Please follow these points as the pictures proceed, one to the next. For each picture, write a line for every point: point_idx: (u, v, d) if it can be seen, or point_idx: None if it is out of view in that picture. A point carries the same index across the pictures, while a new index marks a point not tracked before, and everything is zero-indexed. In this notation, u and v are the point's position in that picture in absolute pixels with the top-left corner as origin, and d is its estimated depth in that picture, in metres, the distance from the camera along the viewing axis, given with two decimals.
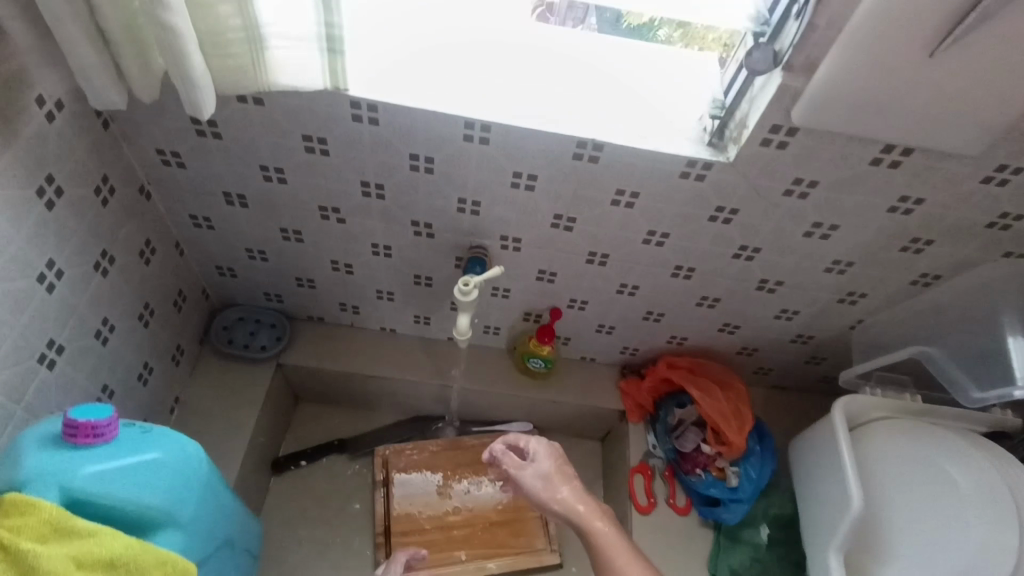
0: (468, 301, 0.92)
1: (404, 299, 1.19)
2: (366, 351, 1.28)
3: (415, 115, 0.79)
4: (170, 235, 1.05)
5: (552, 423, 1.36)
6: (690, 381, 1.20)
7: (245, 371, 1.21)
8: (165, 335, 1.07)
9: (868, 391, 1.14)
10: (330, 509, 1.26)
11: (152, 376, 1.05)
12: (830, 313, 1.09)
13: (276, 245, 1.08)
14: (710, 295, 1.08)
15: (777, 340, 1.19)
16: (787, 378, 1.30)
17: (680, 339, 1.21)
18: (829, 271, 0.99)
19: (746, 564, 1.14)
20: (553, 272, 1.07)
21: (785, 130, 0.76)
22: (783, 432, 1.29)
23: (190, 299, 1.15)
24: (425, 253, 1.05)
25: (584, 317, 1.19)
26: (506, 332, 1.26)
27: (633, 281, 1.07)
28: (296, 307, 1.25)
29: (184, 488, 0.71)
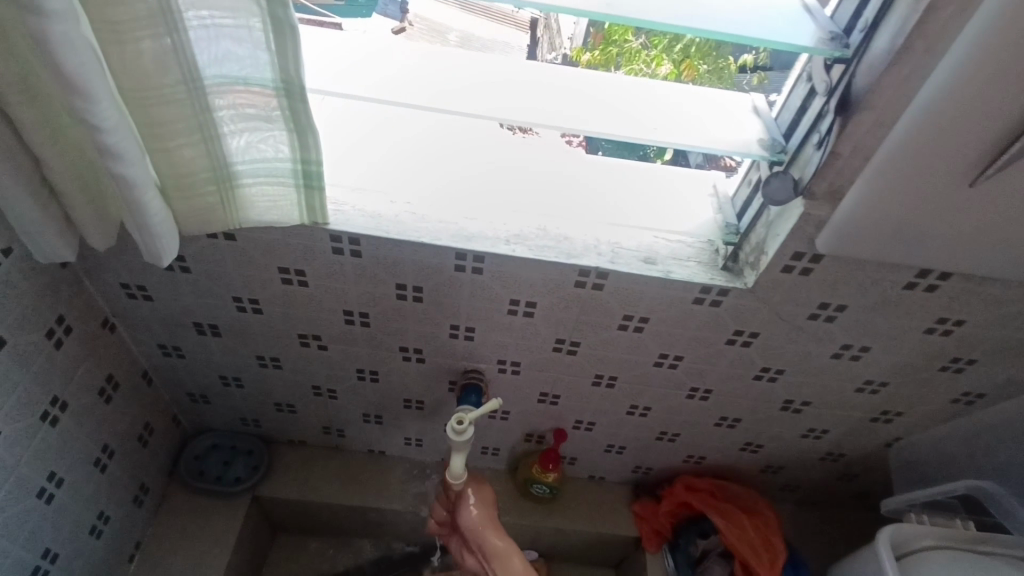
0: (463, 440, 0.82)
1: (394, 422, 1.09)
2: (352, 477, 1.16)
3: (401, 247, 0.73)
4: (137, 366, 0.96)
5: (561, 550, 1.22)
6: (713, 506, 1.08)
7: (215, 507, 1.08)
8: (126, 476, 0.97)
9: (914, 518, 1.01)
10: None
11: (107, 525, 0.94)
12: (863, 431, 0.99)
13: (253, 371, 0.99)
14: (729, 415, 0.98)
15: (804, 458, 1.08)
16: (819, 495, 1.17)
17: (697, 457, 1.10)
18: (860, 391, 0.90)
19: None
20: (556, 394, 0.98)
21: (808, 256, 0.69)
22: (820, 559, 1.15)
23: (158, 431, 1.05)
24: (417, 377, 0.96)
25: (592, 437, 1.08)
26: (506, 452, 1.14)
27: (644, 402, 0.97)
28: (275, 431, 1.15)
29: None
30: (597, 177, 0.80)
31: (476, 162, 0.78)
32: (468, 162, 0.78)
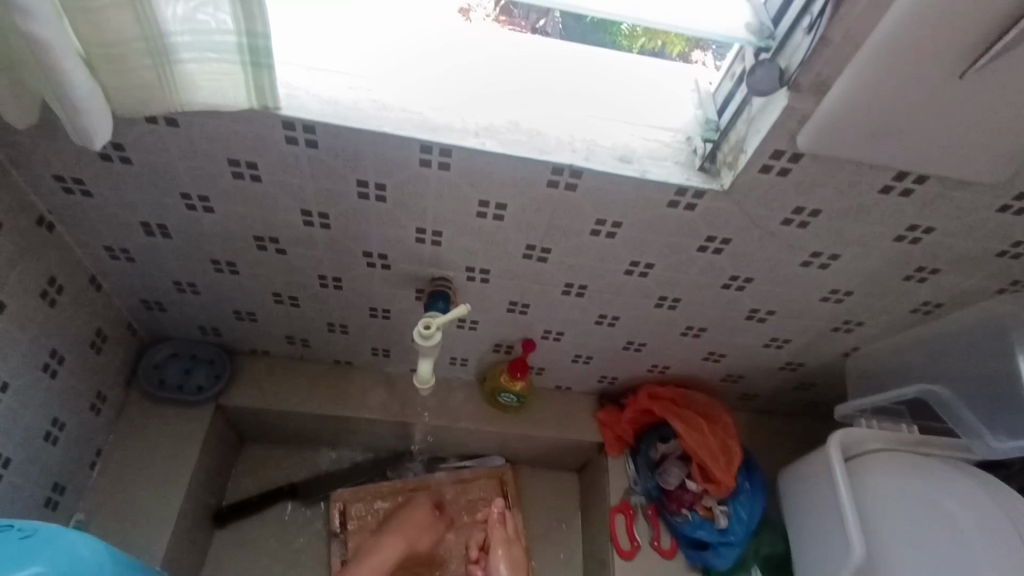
0: (429, 346, 0.80)
1: (360, 332, 1.07)
2: (319, 387, 1.15)
3: (361, 138, 0.68)
4: (82, 269, 0.91)
5: (527, 456, 1.26)
6: (674, 413, 1.11)
7: (177, 415, 1.07)
8: (80, 383, 0.94)
9: (863, 423, 1.06)
10: (281, 566, 1.13)
11: (64, 432, 0.92)
12: (823, 341, 1.01)
13: (209, 277, 0.95)
14: (695, 325, 0.99)
15: (765, 368, 1.11)
16: (776, 404, 1.22)
17: (662, 367, 1.12)
18: (824, 301, 0.91)
19: None
20: (524, 303, 0.96)
21: (787, 156, 0.67)
22: (773, 462, 1.21)
23: (112, 339, 1.01)
24: (382, 285, 0.93)
25: (560, 347, 1.08)
26: (474, 363, 1.14)
27: (613, 311, 0.97)
28: (237, 340, 1.12)
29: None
30: (565, 69, 0.74)
31: (434, 49, 0.72)
32: (425, 48, 0.72)
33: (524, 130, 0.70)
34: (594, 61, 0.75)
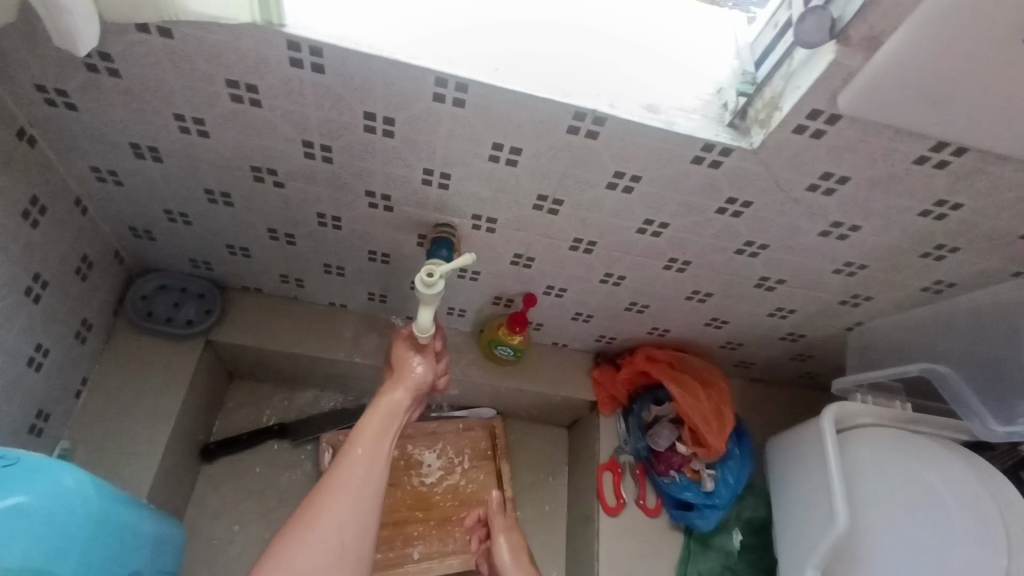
0: (431, 294, 0.77)
1: (356, 275, 1.03)
2: (312, 329, 1.12)
3: (372, 65, 0.63)
4: (67, 190, 0.86)
5: (519, 410, 1.26)
6: (670, 377, 1.10)
7: (165, 348, 1.04)
8: (64, 309, 0.90)
9: (858, 398, 1.06)
10: (268, 503, 1.13)
11: (48, 358, 0.89)
12: (828, 314, 1.00)
13: (202, 207, 0.91)
14: (702, 289, 0.97)
15: (766, 337, 1.09)
16: (771, 373, 1.22)
17: (662, 330, 1.11)
18: (837, 273, 0.89)
19: (715, 570, 1.08)
20: (529, 256, 0.93)
21: (824, 117, 0.63)
22: (763, 430, 1.22)
23: (99, 265, 0.97)
24: (383, 227, 0.90)
25: (561, 304, 1.06)
26: (472, 314, 1.12)
27: (620, 270, 0.94)
28: (229, 276, 1.09)
29: (69, 541, 0.56)
30: (596, 11, 0.72)
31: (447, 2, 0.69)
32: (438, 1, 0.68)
33: (547, 69, 0.66)
34: (628, 6, 0.73)
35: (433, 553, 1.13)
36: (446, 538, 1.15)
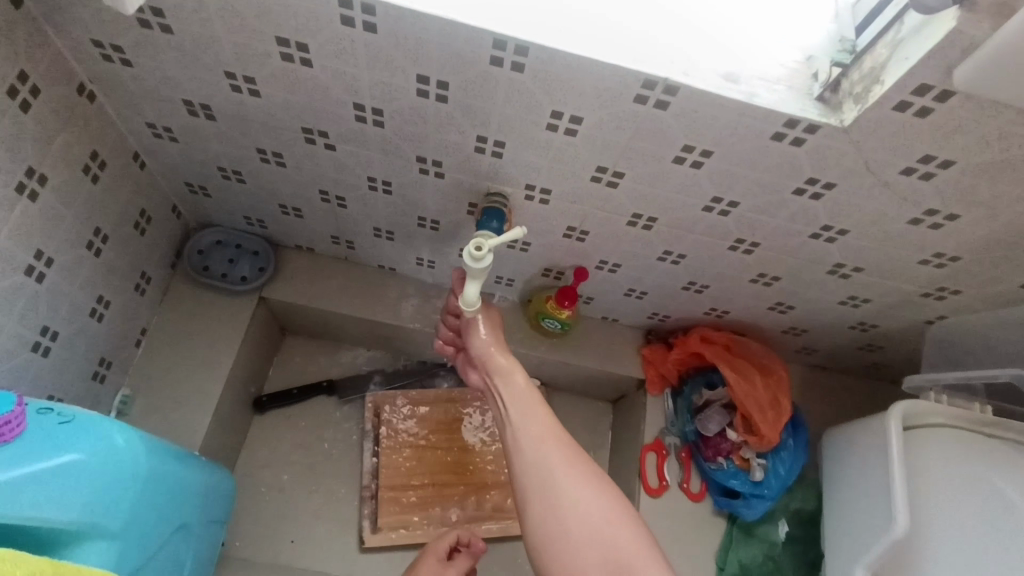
0: (479, 268, 0.75)
1: (405, 240, 1.02)
2: (361, 290, 1.12)
3: (428, 25, 0.59)
4: (126, 145, 0.87)
5: (564, 381, 1.24)
6: (725, 360, 1.05)
7: (221, 303, 1.06)
8: (124, 262, 0.93)
9: (931, 396, 0.99)
10: (315, 456, 1.16)
11: (109, 309, 0.92)
12: (907, 305, 0.92)
13: (254, 166, 0.90)
14: (769, 273, 0.90)
15: (833, 325, 1.02)
16: (835, 361, 1.15)
17: (720, 312, 1.05)
18: (924, 263, 0.81)
19: (758, 559, 1.05)
20: (584, 230, 0.89)
21: (934, 92, 0.55)
22: (820, 420, 1.16)
23: (157, 220, 0.99)
24: (434, 194, 0.87)
25: (614, 279, 1.01)
26: (521, 284, 1.09)
27: (680, 249, 0.89)
28: (281, 234, 1.09)
29: (118, 497, 0.58)
30: None
31: None
32: None
33: (617, 30, 0.61)
34: None
35: (470, 518, 1.14)
36: (483, 505, 1.15)
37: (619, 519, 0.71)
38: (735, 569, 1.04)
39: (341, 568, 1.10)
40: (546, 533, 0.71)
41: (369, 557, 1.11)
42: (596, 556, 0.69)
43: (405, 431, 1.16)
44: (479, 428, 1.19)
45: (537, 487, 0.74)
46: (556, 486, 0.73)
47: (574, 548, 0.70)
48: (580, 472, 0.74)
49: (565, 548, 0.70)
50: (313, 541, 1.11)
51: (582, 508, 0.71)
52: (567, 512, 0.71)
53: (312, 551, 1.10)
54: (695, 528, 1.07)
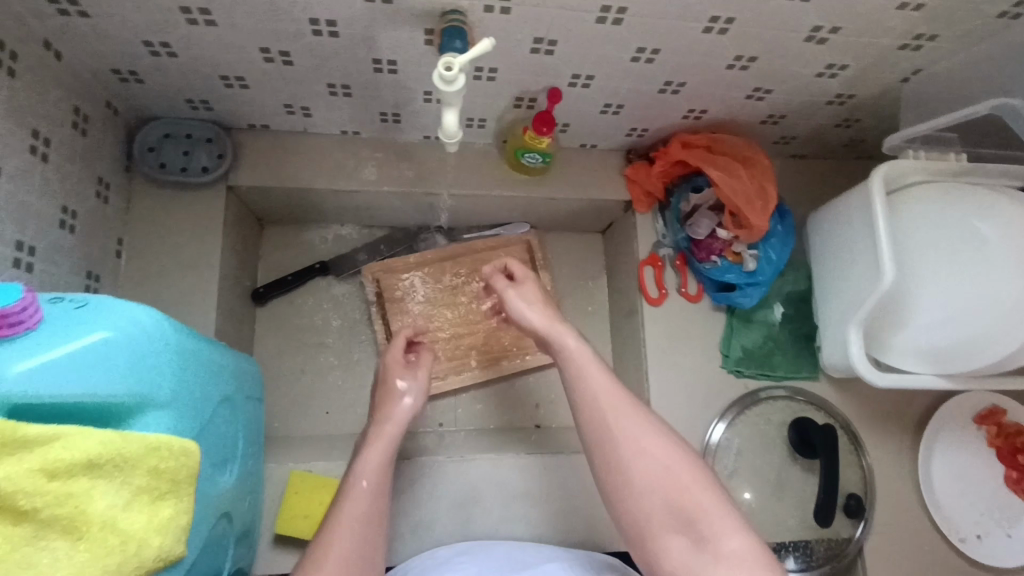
0: (453, 91, 0.71)
1: (365, 93, 0.96)
2: (330, 161, 1.07)
3: None
4: (32, 32, 0.77)
5: (552, 219, 1.25)
6: (708, 162, 1.06)
7: (190, 199, 1.02)
8: (75, 168, 0.86)
9: (909, 155, 1.02)
10: (327, 335, 1.18)
11: (77, 220, 0.87)
12: (884, 64, 0.91)
13: (183, 32, 0.81)
14: (746, 54, 0.88)
15: (810, 104, 1.02)
16: (812, 145, 1.16)
17: (698, 113, 1.04)
18: (901, 7, 0.79)
19: (759, 341, 1.12)
20: (551, 40, 0.84)
21: None
22: (803, 206, 1.19)
23: (94, 118, 0.91)
24: (387, 26, 0.80)
25: (588, 96, 0.98)
26: (493, 122, 1.05)
27: (653, 42, 0.85)
28: (230, 114, 1.02)
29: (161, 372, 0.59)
30: None
31: None
32: None
33: None
34: None
35: (488, 361, 1.19)
36: (497, 349, 1.20)
37: (688, 462, 0.76)
38: (739, 353, 1.11)
39: None
40: (620, 499, 0.77)
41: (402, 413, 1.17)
42: (659, 501, 0.75)
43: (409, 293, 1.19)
44: (478, 278, 1.22)
45: (601, 463, 0.79)
46: (626, 471, 0.76)
47: (637, 491, 0.76)
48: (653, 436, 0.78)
49: (629, 503, 0.76)
50: (347, 409, 1.15)
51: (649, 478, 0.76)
52: (630, 449, 0.77)
53: (348, 419, 1.15)
54: (700, 327, 1.13)
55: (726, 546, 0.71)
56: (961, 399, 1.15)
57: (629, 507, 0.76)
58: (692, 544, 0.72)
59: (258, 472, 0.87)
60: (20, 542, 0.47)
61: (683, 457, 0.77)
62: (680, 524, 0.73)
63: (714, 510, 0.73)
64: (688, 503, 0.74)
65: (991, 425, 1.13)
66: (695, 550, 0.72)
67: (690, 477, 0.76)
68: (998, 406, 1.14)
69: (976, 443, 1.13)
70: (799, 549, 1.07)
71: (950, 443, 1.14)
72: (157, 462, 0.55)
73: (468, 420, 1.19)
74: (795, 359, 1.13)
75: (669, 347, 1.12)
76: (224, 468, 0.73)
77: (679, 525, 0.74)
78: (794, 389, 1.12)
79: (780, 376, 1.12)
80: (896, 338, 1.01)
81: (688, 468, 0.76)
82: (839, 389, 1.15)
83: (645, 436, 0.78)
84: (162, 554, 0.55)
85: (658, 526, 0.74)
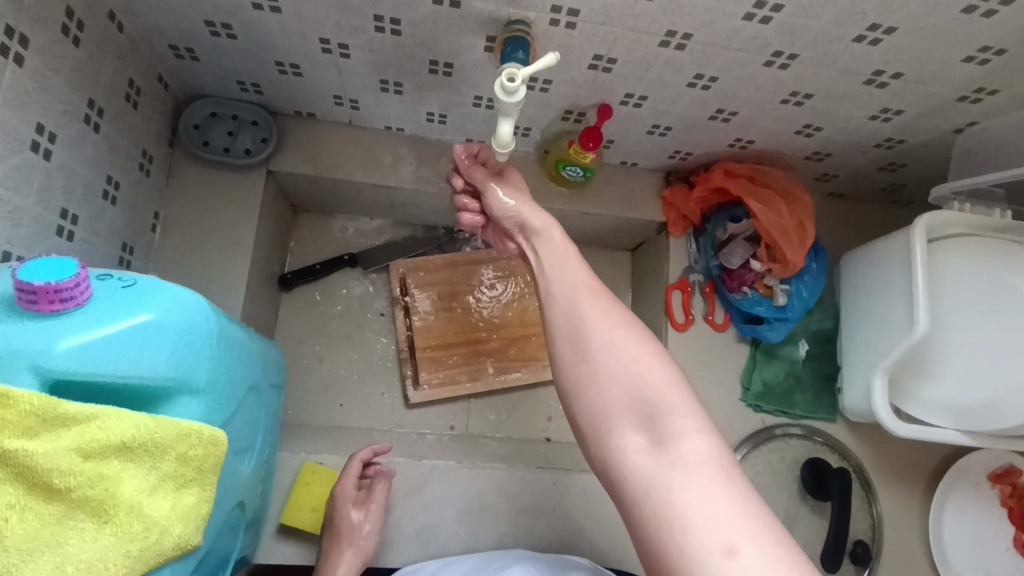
0: (512, 102, 0.70)
1: (416, 92, 0.96)
2: (371, 155, 1.07)
3: None
4: (99, 2, 0.77)
5: (584, 233, 1.24)
6: (749, 192, 1.05)
7: (230, 180, 1.02)
8: (124, 139, 0.87)
9: (953, 206, 1.01)
10: (349, 327, 1.18)
11: (120, 192, 0.87)
12: (939, 114, 0.91)
13: (247, 16, 0.81)
14: (803, 90, 0.87)
15: (858, 145, 1.01)
16: (853, 186, 1.15)
17: (745, 143, 1.03)
18: (968, 61, 0.79)
19: (780, 377, 1.12)
20: (611, 58, 0.84)
21: None
22: (837, 245, 1.18)
23: (146, 91, 0.91)
24: (450, 29, 0.80)
25: (637, 117, 0.98)
26: (538, 133, 1.05)
27: (712, 70, 0.85)
28: (279, 99, 1.02)
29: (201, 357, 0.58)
30: None
31: None
32: None
33: None
34: None
35: (506, 370, 1.18)
36: (517, 359, 1.19)
37: (655, 349, 0.60)
38: (760, 387, 1.11)
39: (390, 425, 1.15)
40: (576, 392, 0.60)
41: (416, 413, 1.17)
42: (625, 390, 0.58)
43: (436, 295, 1.18)
44: (507, 284, 1.21)
45: (567, 325, 0.63)
46: (582, 327, 0.62)
47: (599, 382, 0.59)
48: (612, 313, 0.62)
49: (587, 385, 0.59)
50: (361, 404, 1.15)
51: (607, 351, 0.60)
52: (593, 345, 0.60)
53: (362, 414, 1.14)
54: (722, 357, 1.13)
55: (687, 447, 0.54)
56: (979, 456, 1.14)
57: (587, 401, 0.59)
58: (650, 443, 0.55)
59: (272, 461, 0.86)
60: (50, 519, 0.47)
61: (655, 362, 0.59)
62: (639, 409, 0.57)
63: (680, 400, 0.57)
64: (655, 394, 0.57)
65: (1005, 485, 1.11)
66: (654, 449, 0.55)
67: (652, 375, 0.58)
68: (1015, 466, 1.13)
69: (988, 501, 1.12)
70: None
71: (963, 499, 1.13)
72: (186, 449, 0.54)
73: (480, 427, 1.18)
74: (814, 398, 1.12)
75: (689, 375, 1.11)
76: (246, 455, 0.73)
77: (639, 416, 0.57)
78: (808, 428, 1.12)
79: (798, 414, 1.11)
80: (920, 389, 1.00)
81: (658, 362, 0.59)
82: (857, 433, 1.14)
83: (613, 329, 0.61)
84: (181, 542, 0.54)
85: (613, 418, 0.57)
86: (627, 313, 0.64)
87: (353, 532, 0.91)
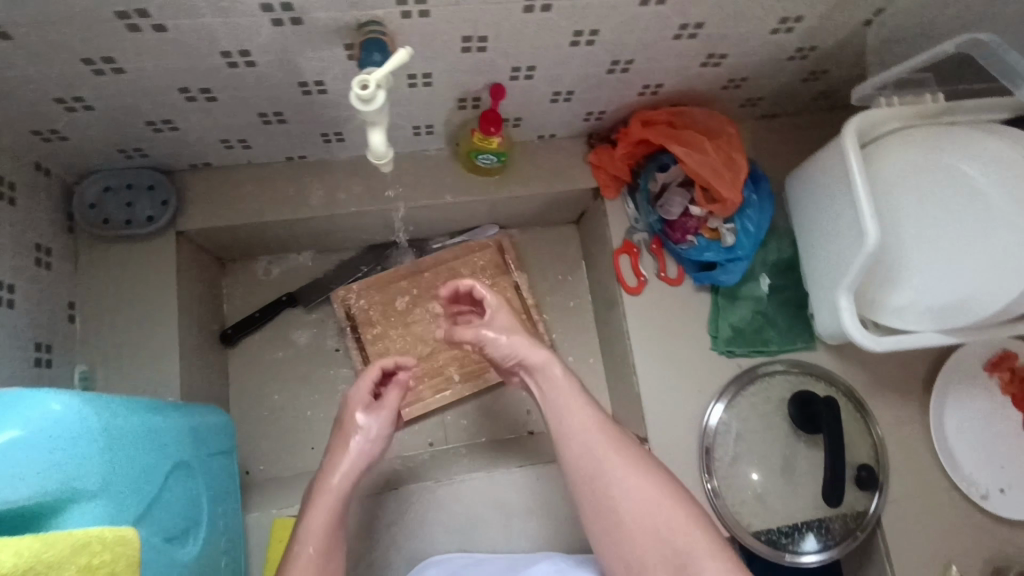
0: (374, 110, 0.66)
1: (300, 117, 0.91)
2: (278, 191, 1.03)
3: None
4: None
5: (521, 216, 1.20)
6: (672, 137, 1.00)
7: (138, 250, 0.98)
8: (7, 238, 0.83)
9: (882, 103, 0.96)
10: (304, 367, 1.15)
11: (16, 293, 0.84)
12: (842, 11, 0.85)
13: (93, 83, 0.77)
14: (690, 21, 0.82)
15: (771, 62, 0.96)
16: (781, 104, 1.10)
17: (654, 87, 0.98)
18: None
19: (747, 318, 1.07)
20: (481, 36, 0.79)
21: None
22: (779, 168, 1.13)
23: (22, 183, 0.87)
24: (303, 47, 0.75)
25: (533, 88, 0.93)
26: (441, 128, 1.01)
27: (590, 24, 0.80)
28: (166, 157, 0.97)
29: (85, 460, 0.55)
30: None
31: None
32: None
33: None
34: None
35: (471, 374, 1.15)
36: (480, 361, 1.16)
37: (667, 498, 0.76)
38: (728, 332, 1.07)
39: None
40: (604, 524, 0.78)
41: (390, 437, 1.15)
42: (653, 546, 0.75)
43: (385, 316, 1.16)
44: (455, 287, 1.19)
45: (575, 482, 0.83)
46: (603, 465, 0.79)
47: (628, 532, 0.76)
48: (626, 454, 0.80)
49: (629, 559, 0.76)
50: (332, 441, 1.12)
51: (630, 497, 0.77)
52: (614, 491, 0.78)
53: None
54: (684, 311, 1.08)
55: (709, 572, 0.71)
56: (969, 349, 1.11)
57: (630, 554, 0.76)
58: None
59: (236, 528, 0.83)
60: None
61: (675, 511, 0.76)
62: (675, 572, 0.73)
63: (699, 537, 0.74)
64: (682, 547, 0.74)
65: (1004, 372, 1.09)
66: None
67: (679, 517, 0.75)
68: (1010, 350, 1.10)
69: (989, 392, 1.09)
70: (814, 527, 1.03)
71: (961, 394, 1.10)
72: (86, 559, 0.50)
73: (459, 436, 1.17)
74: (787, 330, 1.08)
75: (652, 336, 1.07)
76: (187, 539, 0.70)
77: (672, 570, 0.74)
78: (792, 361, 1.07)
79: (773, 350, 1.07)
80: (892, 298, 0.95)
81: (673, 512, 0.76)
82: (838, 355, 1.10)
83: (632, 472, 0.78)
84: None
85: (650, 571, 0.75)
86: (639, 451, 0.81)
87: (362, 431, 0.86)
